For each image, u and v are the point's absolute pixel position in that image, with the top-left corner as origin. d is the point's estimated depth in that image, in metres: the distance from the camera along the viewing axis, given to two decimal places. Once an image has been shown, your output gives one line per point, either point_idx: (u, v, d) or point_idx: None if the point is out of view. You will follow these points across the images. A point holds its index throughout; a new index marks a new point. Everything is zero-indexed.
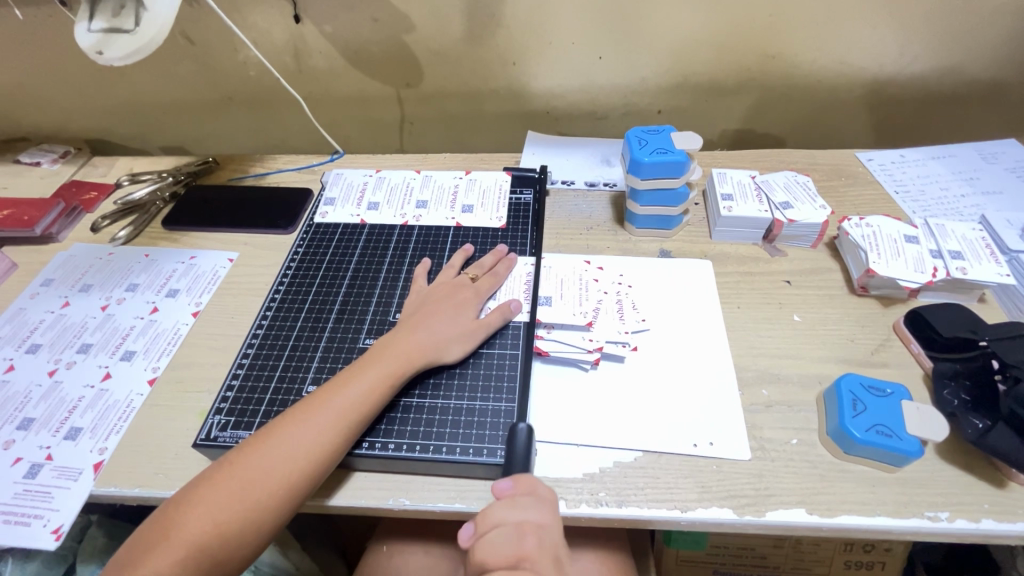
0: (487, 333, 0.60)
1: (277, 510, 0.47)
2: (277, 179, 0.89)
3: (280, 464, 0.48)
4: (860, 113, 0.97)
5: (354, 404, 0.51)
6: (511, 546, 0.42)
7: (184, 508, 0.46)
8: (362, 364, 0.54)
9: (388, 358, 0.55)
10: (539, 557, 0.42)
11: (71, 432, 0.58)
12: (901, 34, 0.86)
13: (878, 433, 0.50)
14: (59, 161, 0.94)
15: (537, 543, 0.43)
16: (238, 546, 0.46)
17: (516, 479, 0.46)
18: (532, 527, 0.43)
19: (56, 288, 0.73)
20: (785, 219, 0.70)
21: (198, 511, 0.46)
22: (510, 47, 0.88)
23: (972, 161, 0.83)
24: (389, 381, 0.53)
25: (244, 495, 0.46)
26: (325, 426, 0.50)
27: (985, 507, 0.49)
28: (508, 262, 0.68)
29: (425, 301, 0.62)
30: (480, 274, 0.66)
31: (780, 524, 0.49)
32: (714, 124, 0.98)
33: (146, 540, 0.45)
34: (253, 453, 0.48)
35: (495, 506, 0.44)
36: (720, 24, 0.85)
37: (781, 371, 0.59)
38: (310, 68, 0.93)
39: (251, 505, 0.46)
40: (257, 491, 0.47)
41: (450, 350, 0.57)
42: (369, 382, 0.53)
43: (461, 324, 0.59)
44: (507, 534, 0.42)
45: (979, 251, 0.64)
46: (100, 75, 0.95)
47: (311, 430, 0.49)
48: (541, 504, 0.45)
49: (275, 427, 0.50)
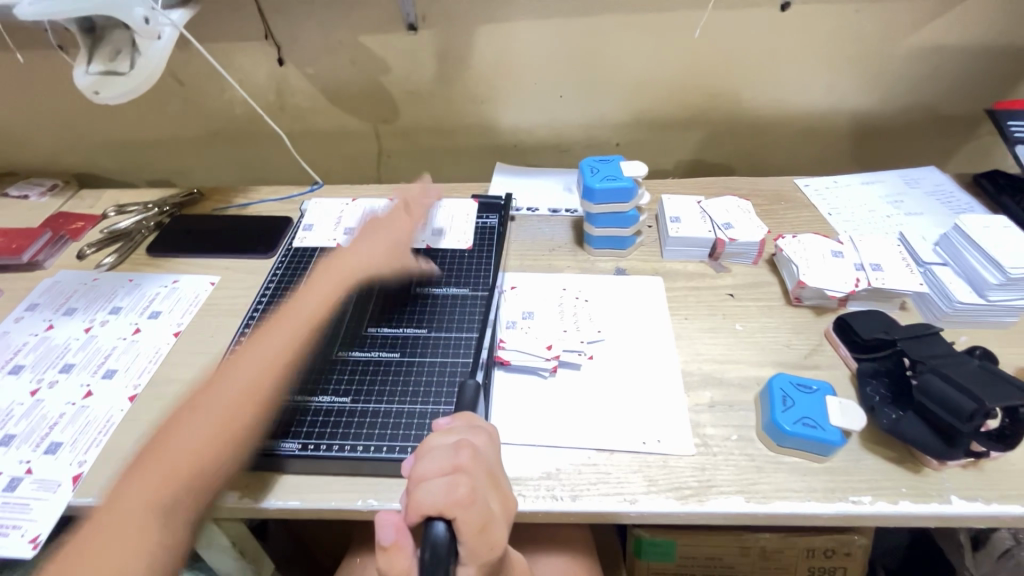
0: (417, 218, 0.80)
1: (251, 430, 0.56)
2: (259, 208, 0.94)
3: (251, 374, 0.60)
4: (799, 145, 1.06)
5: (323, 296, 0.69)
6: (448, 454, 0.40)
7: (165, 434, 0.55)
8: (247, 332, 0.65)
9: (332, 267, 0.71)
10: (476, 465, 0.40)
11: (51, 447, 0.60)
12: (828, 74, 0.96)
13: (804, 425, 0.55)
14: (47, 193, 0.98)
15: (473, 453, 0.41)
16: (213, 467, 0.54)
17: (455, 417, 0.47)
18: (468, 441, 0.42)
19: (40, 312, 0.76)
20: (727, 238, 0.77)
21: (175, 435, 0.55)
22: (479, 86, 0.96)
23: (897, 186, 0.92)
24: (341, 281, 0.70)
25: (211, 418, 0.55)
26: (275, 358, 0.62)
27: (903, 491, 0.54)
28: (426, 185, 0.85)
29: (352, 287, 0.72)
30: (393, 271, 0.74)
31: (720, 512, 0.53)
32: (669, 155, 1.07)
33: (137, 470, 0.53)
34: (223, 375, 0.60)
35: (430, 434, 0.43)
36: (667, 66, 0.94)
37: (723, 374, 0.65)
38: (293, 106, 1.00)
39: (224, 429, 0.55)
40: (227, 414, 0.56)
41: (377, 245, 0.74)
42: (330, 275, 0.71)
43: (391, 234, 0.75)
44: (443, 444, 0.41)
45: (897, 263, 0.71)
46: (92, 114, 1.01)
47: (298, 322, 0.65)
48: (474, 430, 0.44)
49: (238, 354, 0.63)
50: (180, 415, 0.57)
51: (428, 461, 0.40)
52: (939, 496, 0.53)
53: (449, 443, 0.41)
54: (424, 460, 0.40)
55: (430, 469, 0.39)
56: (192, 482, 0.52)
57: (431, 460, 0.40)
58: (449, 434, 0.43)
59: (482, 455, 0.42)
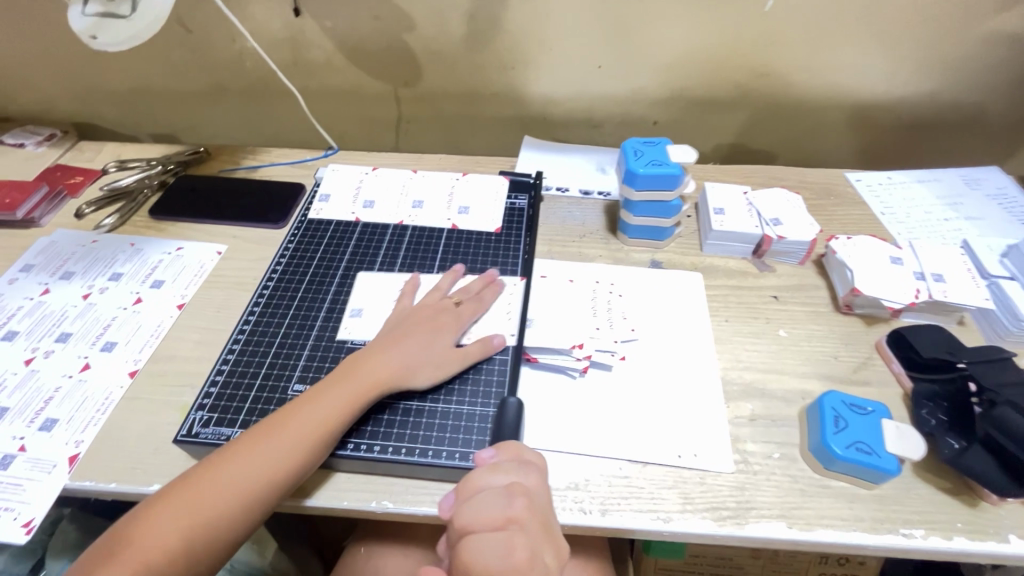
0: (461, 366, 0.57)
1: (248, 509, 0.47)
2: (269, 172, 0.88)
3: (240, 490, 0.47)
4: (849, 134, 0.99)
5: (322, 426, 0.50)
6: (499, 506, 0.41)
7: (138, 525, 0.45)
8: (335, 382, 0.53)
9: (357, 380, 0.54)
10: (529, 517, 0.42)
11: (46, 424, 0.56)
12: (895, 59, 0.88)
13: (857, 450, 0.51)
14: (44, 144, 0.92)
15: (525, 504, 0.42)
16: (200, 562, 0.46)
17: (499, 449, 0.47)
18: (519, 489, 0.43)
19: (36, 274, 0.71)
20: (775, 235, 0.71)
21: (151, 532, 0.45)
22: (510, 51, 0.88)
23: (956, 186, 0.85)
24: (354, 404, 0.52)
25: (201, 504, 0.46)
26: (272, 458, 0.48)
27: (958, 526, 0.50)
28: (496, 288, 0.65)
29: (405, 319, 0.60)
30: (465, 298, 0.64)
31: (760, 537, 0.49)
32: (708, 138, 1.00)
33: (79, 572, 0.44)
34: (217, 472, 0.48)
35: (478, 472, 0.44)
36: (719, 41, 0.86)
37: (765, 385, 0.60)
38: (307, 61, 0.92)
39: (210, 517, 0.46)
40: (207, 515, 0.46)
41: (420, 376, 0.56)
42: (335, 404, 0.52)
43: (434, 351, 0.57)
44: (494, 492, 0.42)
45: (961, 275, 0.66)
46: (91, 59, 0.93)
47: (298, 442, 0.49)
48: (525, 469, 0.45)
49: (240, 446, 0.49)
50: (197, 475, 0.48)
51: (479, 512, 0.41)
52: (996, 534, 0.49)
53: (499, 493, 0.42)
54: (475, 510, 0.41)
55: (484, 521, 0.41)
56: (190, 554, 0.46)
57: (483, 512, 0.41)
58: (499, 475, 0.44)
59: (534, 501, 0.43)
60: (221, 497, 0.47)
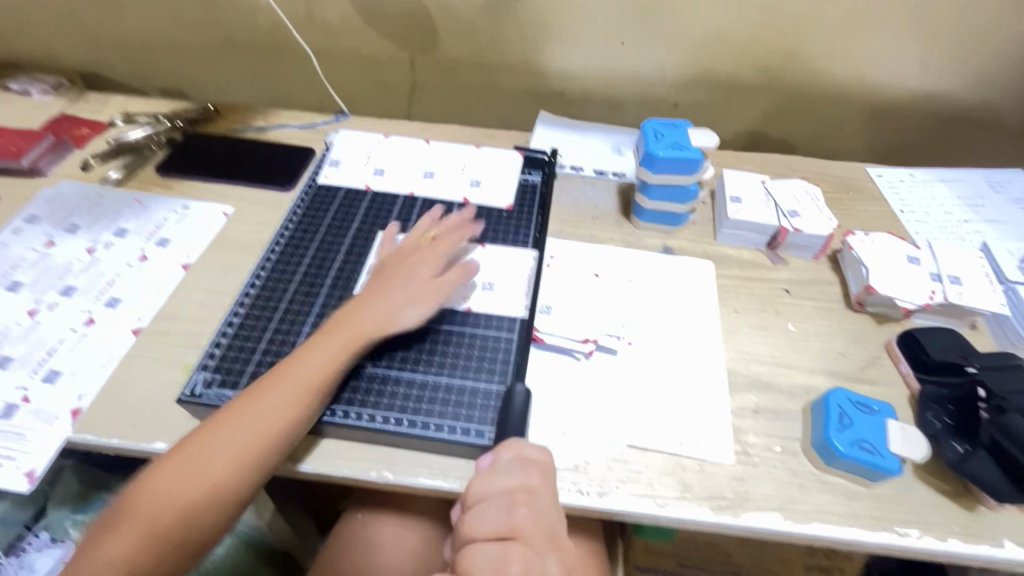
0: (473, 327, 0.58)
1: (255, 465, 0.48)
2: (279, 134, 0.86)
3: (239, 448, 0.47)
4: (874, 127, 0.96)
5: (311, 382, 0.50)
6: (500, 516, 0.43)
7: (144, 488, 0.46)
8: (323, 335, 0.54)
9: (345, 334, 0.54)
10: (532, 527, 0.43)
11: (49, 375, 0.56)
12: (931, 52, 0.85)
13: (861, 448, 0.51)
14: (50, 92, 0.90)
15: (528, 514, 0.43)
16: (209, 520, 0.47)
17: (498, 450, 0.47)
18: (522, 496, 0.44)
19: (40, 225, 0.70)
20: (792, 227, 0.69)
21: (157, 493, 0.46)
22: (532, 21, 0.85)
23: (979, 188, 0.83)
24: (343, 360, 0.52)
25: (207, 465, 0.47)
26: (272, 416, 0.49)
27: (954, 529, 0.50)
28: (493, 247, 0.65)
29: (382, 271, 0.60)
30: (461, 258, 0.64)
31: (755, 528, 0.50)
32: (728, 124, 0.97)
33: (98, 534, 0.46)
34: (214, 431, 0.48)
35: (477, 480, 0.45)
36: (750, 21, 0.83)
37: (770, 379, 0.60)
38: (322, 21, 0.89)
39: (219, 474, 0.47)
40: (209, 474, 0.47)
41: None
42: (323, 360, 0.52)
43: (433, 312, 0.57)
44: (495, 502, 0.43)
45: (978, 278, 0.65)
46: (100, 6, 0.91)
47: (290, 395, 0.50)
48: (527, 471, 0.45)
49: (237, 404, 0.50)
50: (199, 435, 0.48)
51: (483, 518, 0.43)
52: (992, 539, 0.49)
53: (499, 502, 0.43)
54: (478, 519, 0.43)
55: (486, 532, 0.42)
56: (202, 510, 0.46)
57: (485, 525, 0.42)
58: (499, 479, 0.44)
59: (536, 512, 0.44)
60: (224, 456, 0.47)
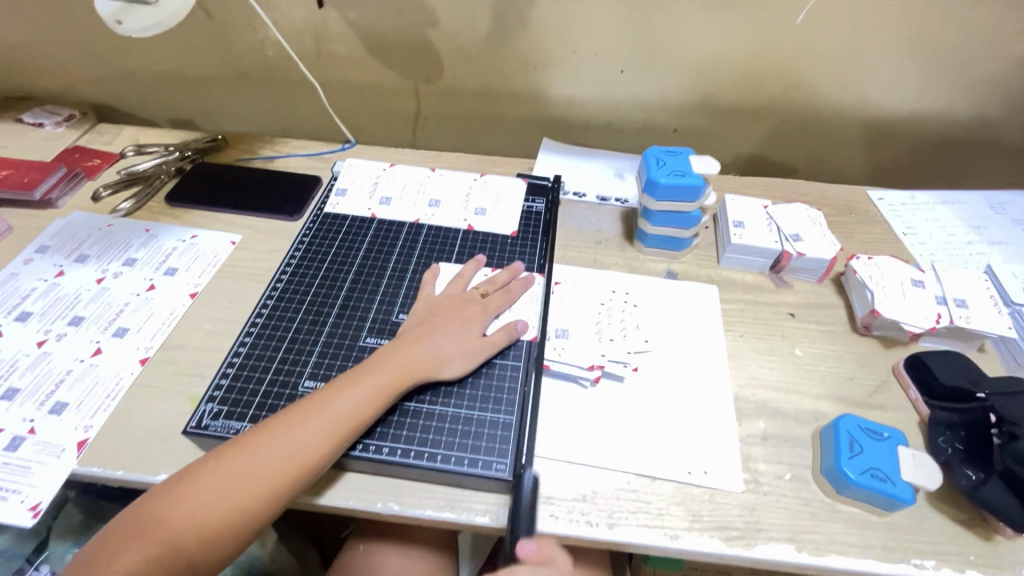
0: (489, 353, 0.58)
1: (279, 493, 0.47)
2: (287, 162, 0.88)
3: (267, 476, 0.47)
4: (872, 150, 0.97)
5: (351, 413, 0.50)
6: None
7: (163, 506, 0.45)
8: (366, 369, 0.54)
9: (388, 368, 0.54)
10: None
11: (56, 407, 0.56)
12: (926, 77, 0.86)
13: (873, 476, 0.50)
14: (63, 124, 0.92)
15: None
16: (226, 542, 0.46)
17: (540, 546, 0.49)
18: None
19: (51, 255, 0.71)
20: (795, 251, 0.70)
21: (178, 514, 0.45)
22: (534, 51, 0.87)
23: (980, 209, 0.83)
24: (386, 391, 0.52)
25: (231, 490, 0.46)
26: (305, 445, 0.48)
27: (971, 559, 0.49)
28: (523, 281, 0.66)
29: (431, 312, 0.61)
30: (492, 290, 0.64)
31: (767, 559, 0.49)
32: (728, 148, 0.99)
33: (109, 548, 0.44)
34: (245, 455, 0.47)
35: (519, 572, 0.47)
36: (748, 49, 0.85)
37: (778, 404, 0.59)
38: (329, 53, 0.91)
39: (241, 498, 0.46)
40: (235, 495, 0.46)
41: (451, 366, 0.56)
42: (366, 391, 0.52)
43: (464, 340, 0.58)
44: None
45: (984, 301, 0.64)
46: (114, 41, 0.93)
47: (327, 426, 0.49)
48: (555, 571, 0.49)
49: (271, 428, 0.49)
50: (228, 457, 0.47)
51: None
52: (1010, 569, 0.48)
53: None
54: None
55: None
56: (217, 536, 0.45)
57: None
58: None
59: None
60: (251, 482, 0.46)
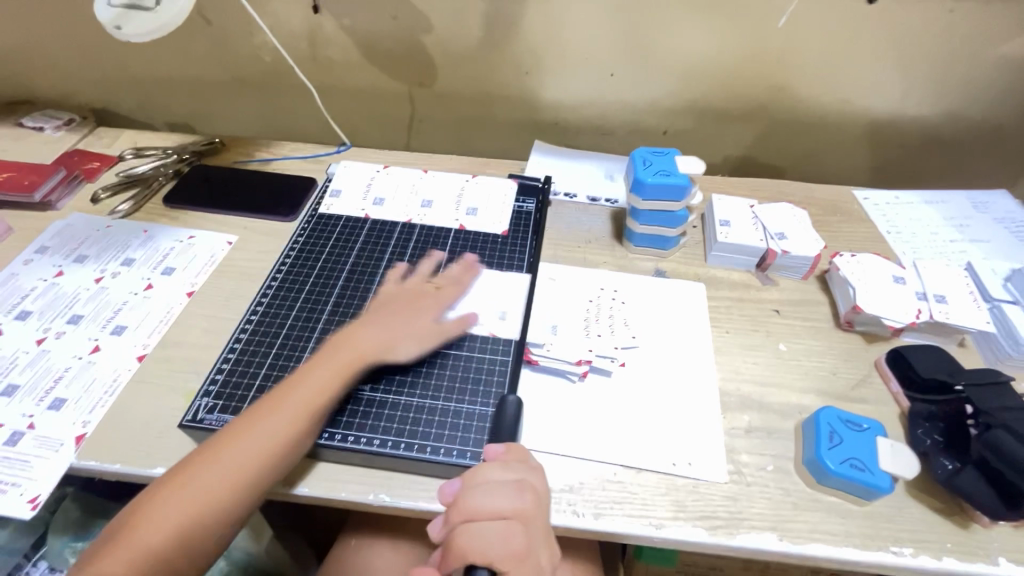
0: (443, 339, 0.60)
1: (246, 489, 0.48)
2: (283, 165, 0.89)
3: (232, 472, 0.48)
4: (858, 151, 0.99)
5: (310, 403, 0.52)
6: (509, 498, 0.45)
7: (132, 516, 0.46)
8: (316, 361, 0.55)
9: (336, 357, 0.55)
10: (533, 514, 0.45)
11: (55, 403, 0.57)
12: (909, 79, 0.88)
13: (852, 466, 0.52)
14: (63, 128, 0.93)
15: (533, 499, 0.45)
16: (208, 539, 0.47)
17: (509, 447, 0.49)
18: (528, 486, 0.46)
19: (50, 256, 0.72)
20: (780, 249, 0.71)
21: (148, 520, 0.46)
22: (526, 55, 0.89)
23: (963, 208, 0.85)
24: (340, 376, 0.54)
25: (199, 491, 0.47)
26: (267, 440, 0.49)
27: (947, 546, 0.50)
28: (474, 272, 0.68)
29: (381, 306, 0.63)
30: (445, 281, 0.67)
31: (749, 547, 0.50)
32: (717, 150, 1.00)
33: (82, 564, 0.45)
34: (208, 458, 0.48)
35: (487, 466, 0.47)
36: (734, 53, 0.87)
37: (762, 398, 0.61)
38: (325, 58, 0.93)
39: (208, 497, 0.47)
40: (203, 495, 0.47)
41: (402, 349, 0.58)
42: (320, 381, 0.54)
43: (415, 327, 0.60)
44: (504, 486, 0.45)
45: (963, 297, 0.66)
46: (113, 47, 0.95)
47: (286, 418, 0.51)
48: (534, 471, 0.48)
49: (233, 429, 0.50)
50: (192, 461, 0.49)
51: (491, 496, 0.44)
52: (986, 556, 0.50)
53: (508, 487, 0.45)
54: (486, 496, 0.44)
55: (491, 511, 0.44)
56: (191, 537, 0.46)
57: (492, 502, 0.44)
58: (508, 470, 0.47)
59: (540, 503, 0.46)
60: (217, 480, 0.48)
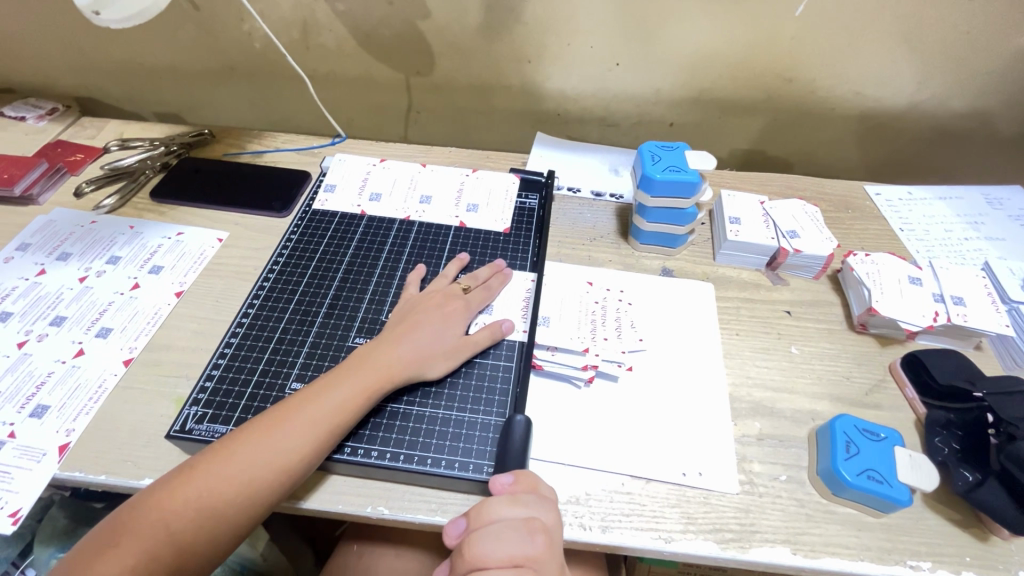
0: (472, 353, 0.57)
1: (257, 501, 0.46)
2: (275, 157, 0.86)
3: (244, 483, 0.46)
4: (869, 144, 0.96)
5: (330, 416, 0.49)
6: (519, 543, 0.42)
7: (137, 516, 0.44)
8: (343, 372, 0.52)
9: (365, 371, 0.52)
10: (545, 557, 0.42)
11: (37, 410, 0.55)
12: (925, 70, 0.85)
13: (869, 478, 0.50)
14: (45, 118, 0.89)
15: (544, 542, 0.43)
16: (204, 553, 0.45)
17: (518, 477, 0.46)
18: (539, 525, 0.43)
19: (32, 253, 0.69)
20: (792, 248, 0.69)
21: (155, 522, 0.44)
22: (528, 43, 0.85)
23: (978, 204, 0.83)
24: (366, 388, 0.51)
25: (208, 499, 0.45)
26: (283, 451, 0.47)
27: (967, 560, 0.49)
28: (502, 278, 0.65)
29: (410, 309, 0.60)
30: (473, 285, 0.63)
31: (762, 561, 0.48)
32: (724, 143, 0.97)
33: (83, 558, 0.43)
34: (220, 465, 0.46)
35: (495, 502, 0.44)
36: (745, 42, 0.83)
37: (774, 404, 0.59)
38: (318, 45, 0.89)
39: (216, 505, 0.45)
40: (212, 504, 0.45)
41: (434, 366, 0.55)
42: (345, 393, 0.51)
43: (445, 339, 0.57)
44: (513, 527, 0.42)
45: (982, 299, 0.64)
46: (96, 33, 0.91)
47: (305, 431, 0.48)
48: (545, 505, 0.45)
49: (249, 434, 0.48)
50: (204, 464, 0.46)
51: (499, 542, 0.42)
52: (1006, 571, 0.48)
53: (519, 529, 0.42)
54: (493, 541, 0.42)
55: (499, 559, 0.41)
56: (195, 544, 0.44)
57: (499, 549, 0.41)
58: (518, 508, 0.44)
59: (552, 543, 0.43)
60: (227, 489, 0.45)
